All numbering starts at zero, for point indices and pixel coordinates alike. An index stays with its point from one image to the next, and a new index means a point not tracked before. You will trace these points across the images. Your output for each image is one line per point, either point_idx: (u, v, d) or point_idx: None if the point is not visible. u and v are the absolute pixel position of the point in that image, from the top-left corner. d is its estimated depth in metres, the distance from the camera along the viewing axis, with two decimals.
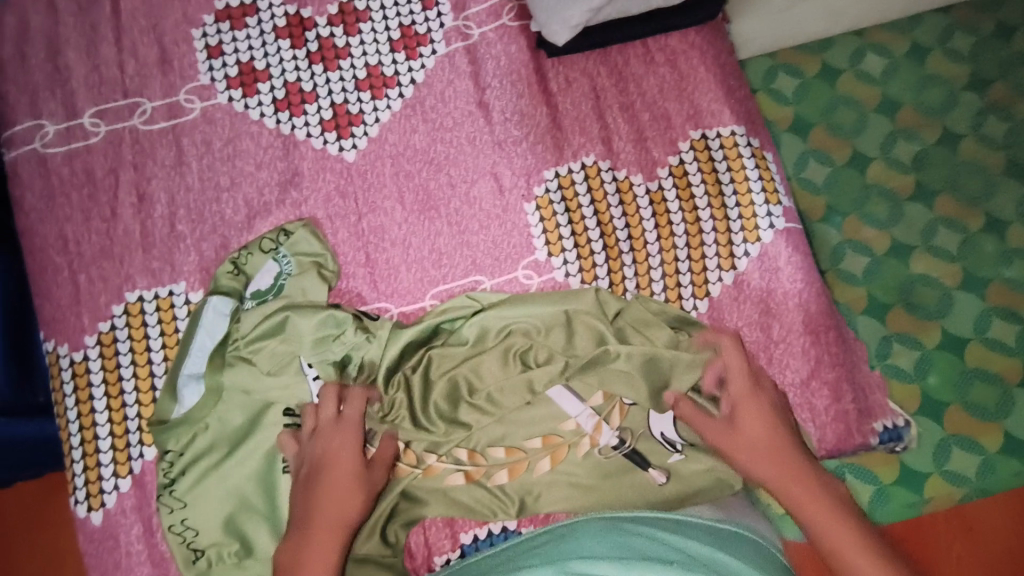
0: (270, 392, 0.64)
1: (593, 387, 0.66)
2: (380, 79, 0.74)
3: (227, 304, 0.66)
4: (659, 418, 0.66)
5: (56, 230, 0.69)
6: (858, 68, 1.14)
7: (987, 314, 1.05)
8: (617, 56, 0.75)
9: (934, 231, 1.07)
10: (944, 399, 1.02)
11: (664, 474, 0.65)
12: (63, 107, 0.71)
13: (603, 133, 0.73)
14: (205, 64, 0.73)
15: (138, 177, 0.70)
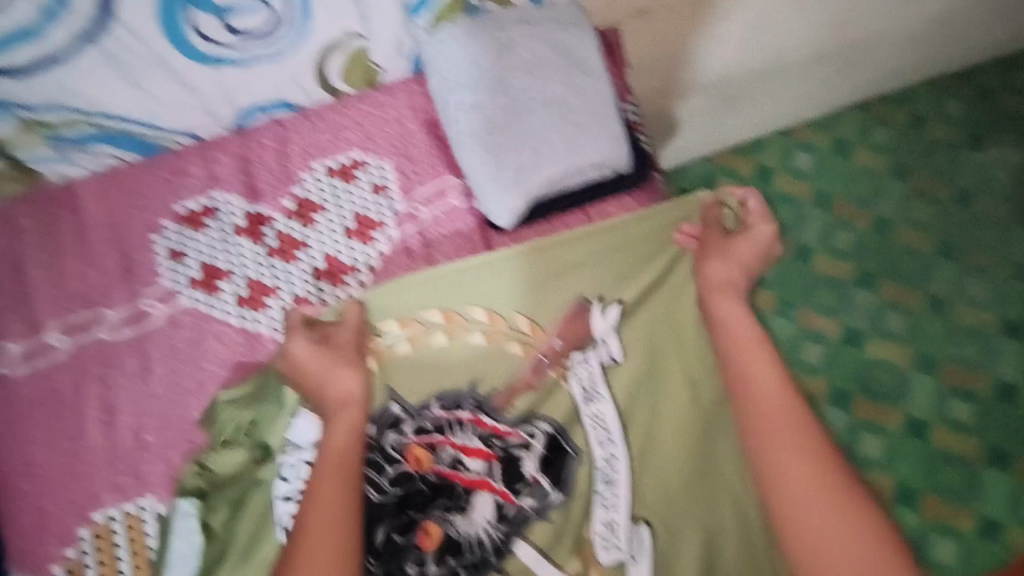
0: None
1: (568, 551, 0.71)
2: (337, 267, 0.78)
3: (194, 504, 0.68)
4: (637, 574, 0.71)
5: (20, 454, 0.69)
6: (790, 166, 1.25)
7: (942, 395, 1.10)
8: (560, 226, 0.80)
9: (882, 313, 1.15)
10: (916, 485, 1.05)
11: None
12: (27, 327, 0.72)
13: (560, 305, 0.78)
14: (168, 268, 0.76)
15: (103, 389, 0.72)
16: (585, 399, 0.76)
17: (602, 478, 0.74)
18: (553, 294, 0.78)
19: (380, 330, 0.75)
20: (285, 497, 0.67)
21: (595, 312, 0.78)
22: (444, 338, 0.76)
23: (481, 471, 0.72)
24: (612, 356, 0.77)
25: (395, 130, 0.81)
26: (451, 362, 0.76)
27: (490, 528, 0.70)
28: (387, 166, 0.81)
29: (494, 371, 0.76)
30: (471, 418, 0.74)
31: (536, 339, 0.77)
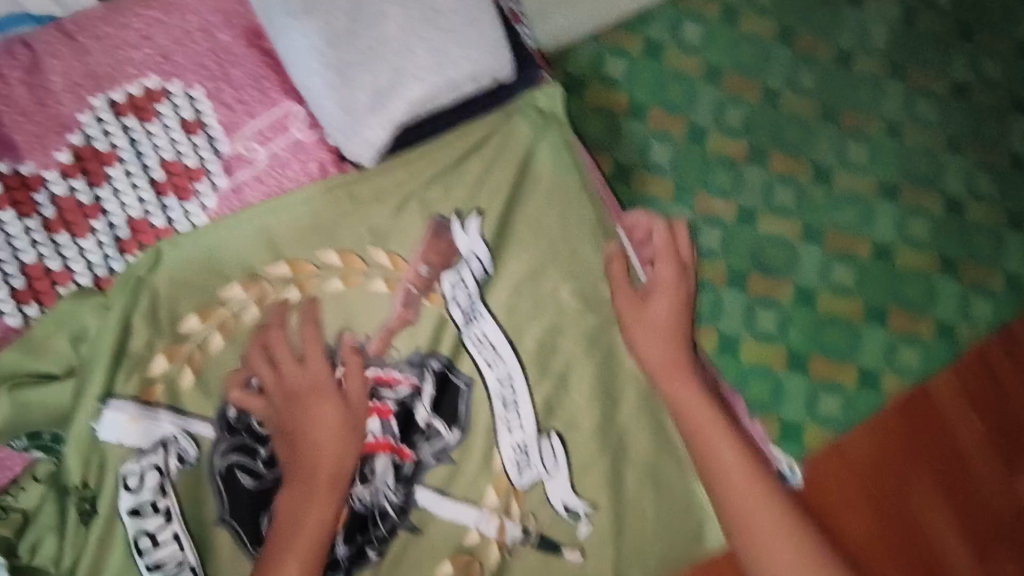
0: None
1: (483, 487, 0.65)
2: (151, 232, 0.60)
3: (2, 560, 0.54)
4: (557, 489, 0.67)
5: None
6: (678, 39, 0.94)
7: (828, 261, 0.90)
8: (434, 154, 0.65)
9: (772, 191, 0.91)
10: (806, 350, 0.88)
11: (580, 552, 0.67)
12: None
13: (425, 217, 0.65)
14: None
15: None
16: (465, 321, 0.65)
17: (500, 400, 0.66)
18: (405, 217, 0.65)
19: (220, 299, 0.61)
20: (134, 510, 0.57)
21: (455, 227, 0.66)
22: (295, 292, 0.62)
23: (375, 432, 0.63)
24: (484, 269, 0.66)
25: (203, 45, 0.62)
26: (312, 315, 0.62)
27: (392, 489, 0.63)
28: (198, 95, 0.61)
29: (363, 314, 0.64)
30: (347, 375, 0.63)
31: (400, 271, 0.64)
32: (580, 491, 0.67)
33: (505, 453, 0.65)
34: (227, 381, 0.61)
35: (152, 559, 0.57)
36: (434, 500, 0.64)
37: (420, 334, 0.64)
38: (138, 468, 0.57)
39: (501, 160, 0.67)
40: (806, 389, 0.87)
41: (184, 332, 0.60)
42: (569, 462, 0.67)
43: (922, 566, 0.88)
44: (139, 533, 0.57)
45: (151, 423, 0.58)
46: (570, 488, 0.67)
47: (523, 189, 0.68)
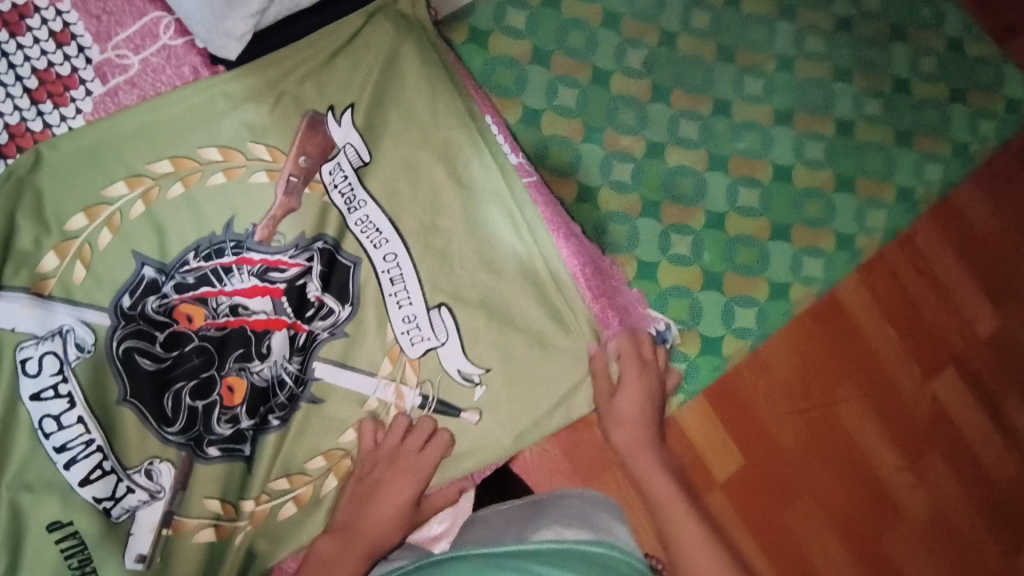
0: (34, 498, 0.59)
1: (379, 359, 0.70)
2: (29, 137, 0.63)
3: None
4: (451, 357, 0.72)
5: None
6: None
7: (733, 187, 0.97)
8: (303, 53, 0.70)
9: (677, 125, 0.97)
10: (719, 271, 0.95)
11: (477, 412, 0.73)
12: None
13: (302, 113, 0.70)
14: None
15: None
16: (346, 208, 0.70)
17: (387, 275, 0.71)
18: (281, 112, 0.69)
19: (105, 197, 0.64)
20: (36, 395, 0.60)
21: (330, 122, 0.70)
22: (179, 187, 0.66)
23: (268, 311, 0.66)
24: (360, 156, 0.71)
25: None
26: (199, 208, 0.66)
27: (288, 361, 0.67)
28: (66, 8, 0.65)
29: (247, 204, 0.67)
30: (236, 261, 0.66)
31: (279, 163, 0.68)
32: (473, 357, 0.72)
33: (397, 325, 0.70)
34: (119, 275, 0.64)
35: (56, 441, 0.60)
36: (334, 372, 0.69)
37: (303, 220, 0.68)
38: (36, 353, 0.60)
39: (367, 59, 0.72)
40: (721, 304, 0.94)
41: (71, 229, 0.63)
42: (459, 331, 0.72)
43: (847, 463, 0.99)
44: (46, 416, 0.60)
45: (44, 311, 0.61)
46: (464, 354, 0.72)
47: (392, 86, 0.73)
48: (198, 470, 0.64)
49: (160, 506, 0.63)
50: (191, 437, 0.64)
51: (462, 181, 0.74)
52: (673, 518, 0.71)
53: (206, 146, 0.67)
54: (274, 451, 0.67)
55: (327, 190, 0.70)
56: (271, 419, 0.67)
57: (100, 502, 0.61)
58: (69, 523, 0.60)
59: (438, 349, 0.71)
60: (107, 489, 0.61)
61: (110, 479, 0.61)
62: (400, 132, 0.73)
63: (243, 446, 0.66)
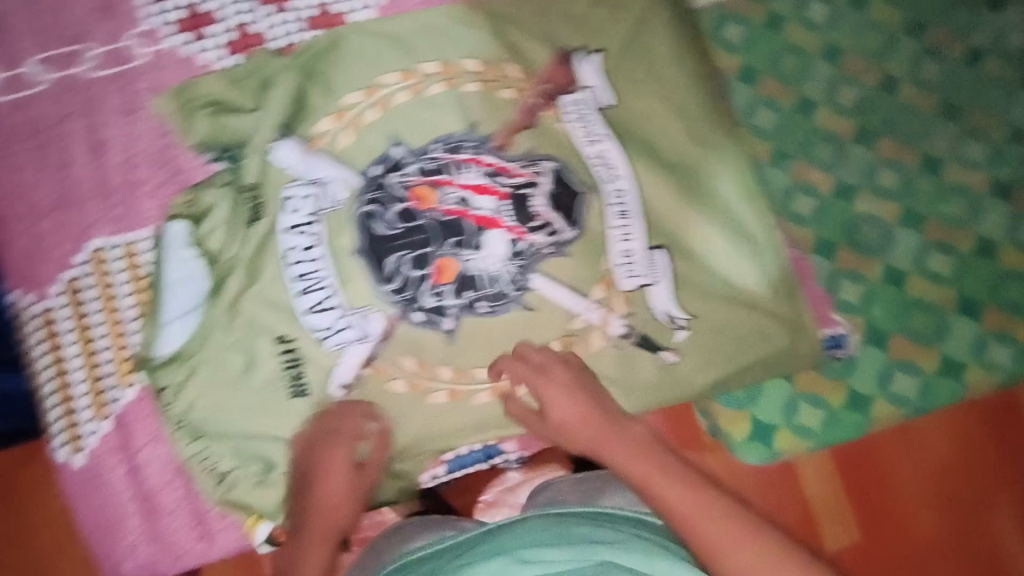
0: (268, 313, 0.69)
1: (592, 283, 0.72)
2: (327, 19, 0.74)
3: (185, 229, 0.69)
4: (661, 298, 0.72)
5: (9, 181, 0.68)
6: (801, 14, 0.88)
7: (926, 250, 0.84)
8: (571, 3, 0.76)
9: (875, 172, 0.85)
10: (888, 329, 0.83)
11: (674, 353, 0.72)
12: (5, 55, 0.69)
13: (559, 49, 0.74)
14: (149, 5, 0.71)
15: (91, 126, 0.69)
16: (585, 139, 0.73)
17: (613, 209, 0.72)
18: (537, 43, 0.75)
19: (380, 81, 0.72)
20: (289, 228, 0.69)
21: (579, 59, 0.74)
22: (440, 87, 0.73)
23: (489, 209, 0.72)
24: (604, 99, 0.74)
25: None
26: (450, 109, 0.73)
27: (505, 262, 0.71)
28: None
29: (491, 114, 0.73)
30: (472, 159, 0.72)
31: (530, 85, 0.73)
32: (683, 301, 0.72)
33: (615, 256, 0.72)
34: (374, 147, 0.72)
35: (297, 271, 0.69)
36: (548, 284, 0.72)
37: (537, 138, 0.73)
38: (298, 194, 0.70)
39: (627, 9, 0.76)
40: (880, 365, 0.83)
41: (347, 103, 0.72)
42: (674, 273, 0.72)
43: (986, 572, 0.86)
44: (291, 249, 0.69)
45: (314, 163, 0.70)
46: (672, 298, 0.72)
47: (644, 38, 0.75)
48: (404, 330, 0.71)
49: (366, 347, 0.70)
50: (405, 299, 0.71)
51: (699, 139, 0.73)
52: (695, 530, 0.60)
53: (472, 61, 0.73)
54: (472, 333, 0.71)
55: (566, 117, 0.73)
56: (480, 304, 0.71)
57: (319, 332, 0.70)
58: (291, 339, 0.69)
59: (649, 288, 0.72)
60: (327, 321, 0.70)
61: (332, 313, 0.70)
62: (645, 79, 0.74)
63: (444, 320, 0.71)
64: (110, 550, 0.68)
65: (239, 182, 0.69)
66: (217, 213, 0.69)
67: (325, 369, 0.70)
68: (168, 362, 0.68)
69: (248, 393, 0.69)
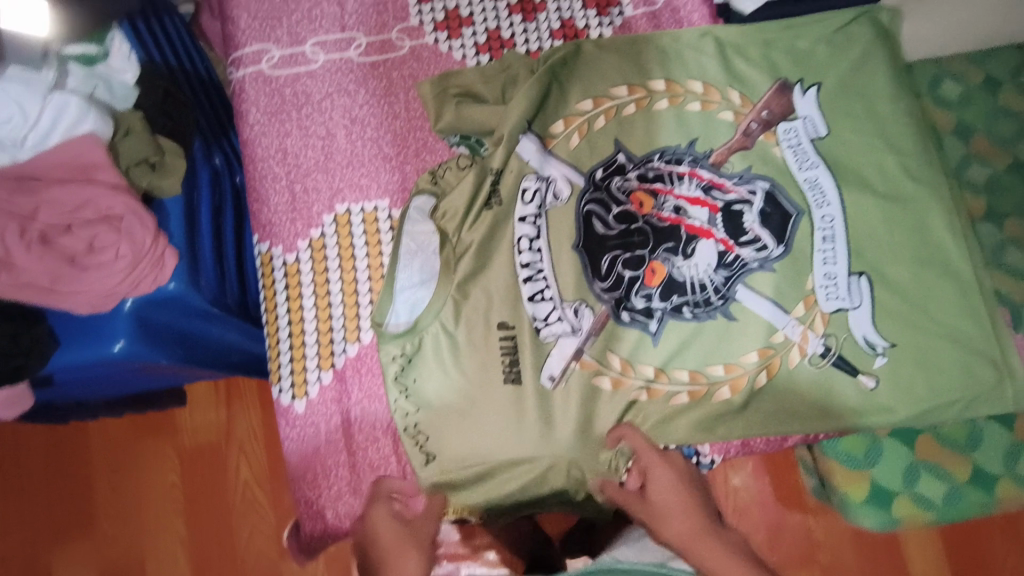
0: (492, 293, 0.72)
1: (794, 300, 0.74)
2: (572, 31, 0.83)
3: (429, 205, 0.75)
4: (861, 323, 0.73)
5: (276, 144, 0.77)
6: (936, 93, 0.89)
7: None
8: (790, 41, 0.82)
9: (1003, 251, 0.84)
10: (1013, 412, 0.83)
11: (874, 378, 0.72)
12: (289, 35, 0.80)
13: (778, 82, 0.81)
14: (415, 7, 0.82)
15: (350, 104, 0.79)
16: (798, 165, 0.78)
17: (819, 232, 0.75)
18: (757, 75, 0.81)
19: (611, 93, 0.80)
20: (521, 218, 0.75)
21: (797, 92, 0.81)
22: (665, 103, 0.80)
23: (702, 220, 0.76)
24: (817, 129, 0.79)
25: None
26: (673, 125, 0.80)
27: (712, 271, 0.74)
28: None
29: (709, 133, 0.79)
30: (690, 172, 0.77)
31: (746, 110, 0.80)
32: (883, 329, 0.73)
33: (820, 276, 0.74)
34: (603, 151, 0.78)
35: (522, 259, 0.74)
36: (753, 297, 0.74)
37: (754, 159, 0.78)
38: (532, 186, 0.76)
39: (847, 52, 0.82)
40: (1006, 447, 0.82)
41: (580, 109, 0.79)
42: (874, 301, 0.74)
43: None
44: (520, 237, 0.74)
45: (547, 159, 0.77)
46: (872, 324, 0.73)
47: (858, 79, 0.81)
48: (612, 325, 0.73)
49: (577, 341, 0.72)
50: (614, 297, 0.74)
51: (907, 175, 0.77)
52: None
53: (699, 83, 0.81)
54: (676, 337, 0.73)
55: (781, 143, 0.79)
56: (685, 309, 0.74)
57: (536, 320, 0.73)
58: (511, 327, 0.72)
59: (850, 312, 0.73)
60: (544, 312, 0.73)
61: (548, 304, 0.73)
62: (857, 114, 0.79)
63: (650, 322, 0.73)
64: (315, 497, 0.72)
65: (480, 167, 0.75)
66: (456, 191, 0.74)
67: (539, 358, 0.72)
68: (399, 334, 0.70)
69: (464, 370, 0.71)
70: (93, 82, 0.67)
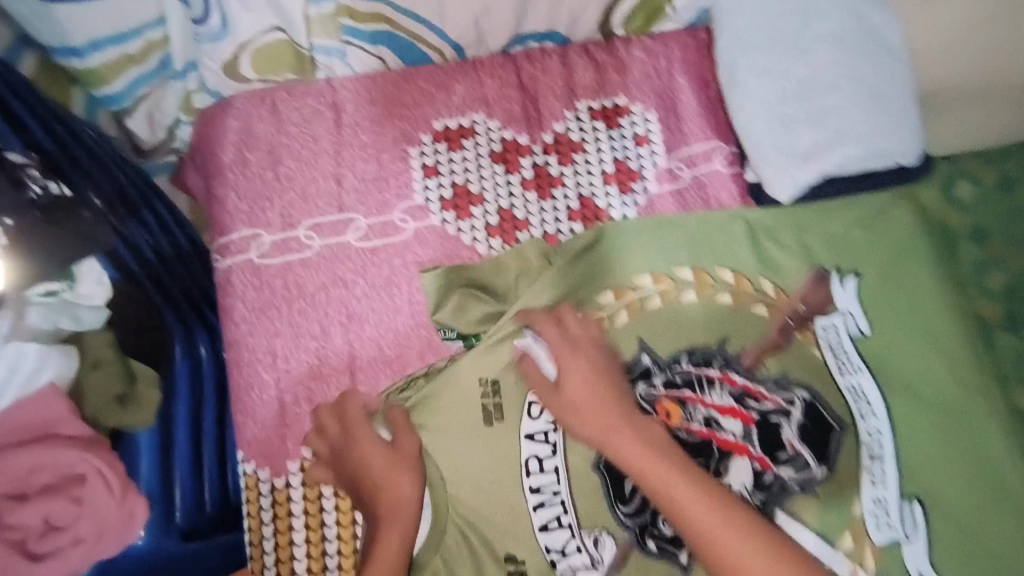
0: (506, 526, 0.65)
1: (842, 529, 0.66)
2: (593, 210, 0.76)
3: (433, 424, 0.67)
4: (917, 556, 0.66)
5: (265, 345, 0.69)
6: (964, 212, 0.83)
7: None
8: (825, 225, 0.76)
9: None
10: None
11: None
12: (281, 218, 0.73)
13: (814, 270, 0.75)
14: (420, 183, 0.75)
15: (347, 297, 0.71)
16: (839, 370, 0.71)
17: (867, 449, 0.68)
18: (792, 262, 0.75)
19: (634, 284, 0.73)
20: (530, 435, 0.67)
21: (835, 283, 0.74)
22: (692, 295, 0.73)
23: (737, 434, 0.68)
24: (858, 327, 0.73)
25: (663, 81, 0.79)
26: (701, 320, 0.73)
27: (749, 494, 0.66)
28: (653, 117, 0.78)
29: (741, 331, 0.72)
30: (720, 376, 0.71)
31: (781, 302, 0.74)
32: (942, 567, 0.65)
33: (868, 501, 0.66)
34: (625, 350, 0.71)
35: (534, 481, 0.65)
36: (794, 524, 0.66)
37: (792, 362, 0.71)
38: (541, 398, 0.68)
39: (885, 237, 0.76)
40: None
41: (600, 302, 0.72)
42: (929, 532, 0.67)
43: None
44: (532, 457, 0.66)
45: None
46: (928, 558, 0.66)
47: (897, 268, 0.75)
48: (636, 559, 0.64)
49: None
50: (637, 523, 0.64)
51: (952, 381, 0.71)
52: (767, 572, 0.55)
53: (727, 271, 0.74)
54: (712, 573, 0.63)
55: (821, 343, 0.72)
56: None
57: (551, 552, 0.64)
58: (523, 562, 0.64)
59: (904, 544, 0.66)
60: (560, 542, 0.64)
61: (565, 532, 0.64)
62: (896, 308, 0.73)
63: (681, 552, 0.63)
64: None
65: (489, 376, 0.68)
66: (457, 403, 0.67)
67: None
68: None
69: None
70: (55, 317, 0.60)
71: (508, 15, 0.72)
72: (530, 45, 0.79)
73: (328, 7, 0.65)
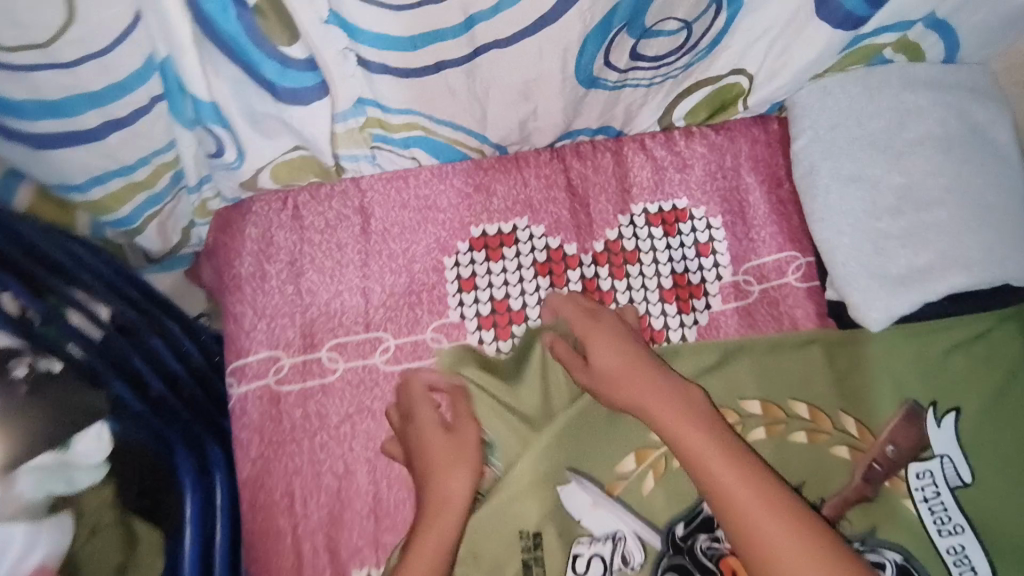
0: None
1: None
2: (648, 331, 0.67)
3: None
4: None
5: (283, 485, 0.63)
6: None
7: None
8: (926, 355, 0.65)
9: None
10: None
11: None
12: (303, 338, 0.66)
13: (907, 405, 0.64)
14: (455, 297, 0.67)
15: (373, 429, 0.64)
16: (936, 529, 0.61)
17: None
18: (879, 394, 0.65)
19: None
20: None
21: (929, 421, 0.63)
22: (762, 432, 0.64)
23: None
24: (960, 476, 0.62)
25: (729, 181, 0.70)
26: (771, 461, 0.64)
27: None
28: (716, 223, 0.69)
29: (820, 478, 0.63)
30: None
31: (865, 443, 0.64)
32: None
33: None
34: (685, 494, 0.61)
35: None
36: None
37: (878, 517, 0.62)
38: (586, 551, 0.60)
39: (996, 366, 0.64)
40: None
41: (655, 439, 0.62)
42: None
43: None
44: None
45: (609, 516, 0.60)
46: None
47: (1009, 404, 0.63)
48: None
49: None
50: None
51: None
52: (773, 548, 0.51)
53: (801, 404, 0.65)
54: None
55: (915, 495, 0.62)
56: None
57: None
58: None
59: None
60: None
61: None
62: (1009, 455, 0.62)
63: None
64: None
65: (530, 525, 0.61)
66: (493, 556, 0.60)
67: None
68: None
69: None
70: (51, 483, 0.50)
71: (558, 117, 0.61)
72: (579, 138, 0.70)
73: (356, 121, 0.56)
